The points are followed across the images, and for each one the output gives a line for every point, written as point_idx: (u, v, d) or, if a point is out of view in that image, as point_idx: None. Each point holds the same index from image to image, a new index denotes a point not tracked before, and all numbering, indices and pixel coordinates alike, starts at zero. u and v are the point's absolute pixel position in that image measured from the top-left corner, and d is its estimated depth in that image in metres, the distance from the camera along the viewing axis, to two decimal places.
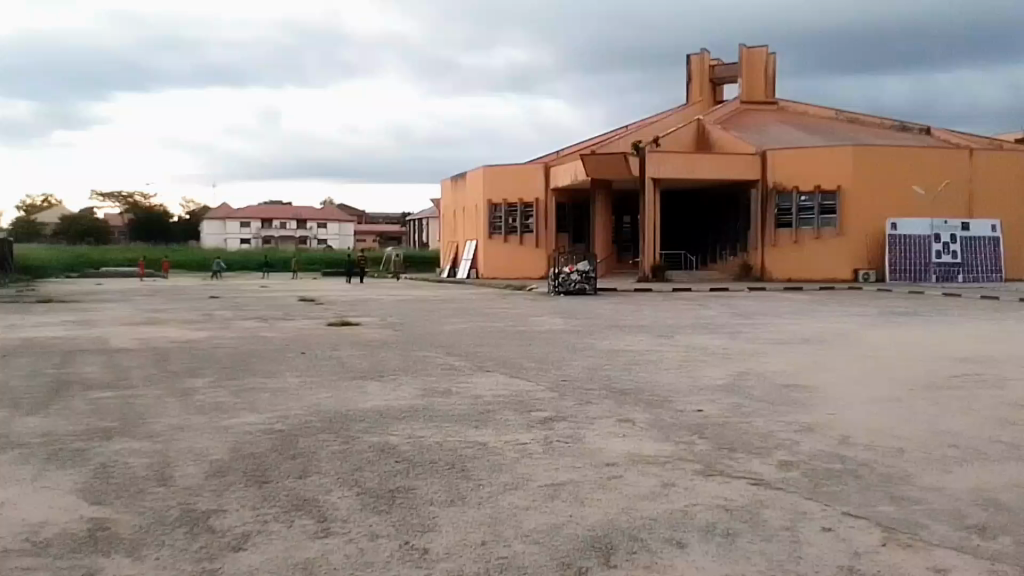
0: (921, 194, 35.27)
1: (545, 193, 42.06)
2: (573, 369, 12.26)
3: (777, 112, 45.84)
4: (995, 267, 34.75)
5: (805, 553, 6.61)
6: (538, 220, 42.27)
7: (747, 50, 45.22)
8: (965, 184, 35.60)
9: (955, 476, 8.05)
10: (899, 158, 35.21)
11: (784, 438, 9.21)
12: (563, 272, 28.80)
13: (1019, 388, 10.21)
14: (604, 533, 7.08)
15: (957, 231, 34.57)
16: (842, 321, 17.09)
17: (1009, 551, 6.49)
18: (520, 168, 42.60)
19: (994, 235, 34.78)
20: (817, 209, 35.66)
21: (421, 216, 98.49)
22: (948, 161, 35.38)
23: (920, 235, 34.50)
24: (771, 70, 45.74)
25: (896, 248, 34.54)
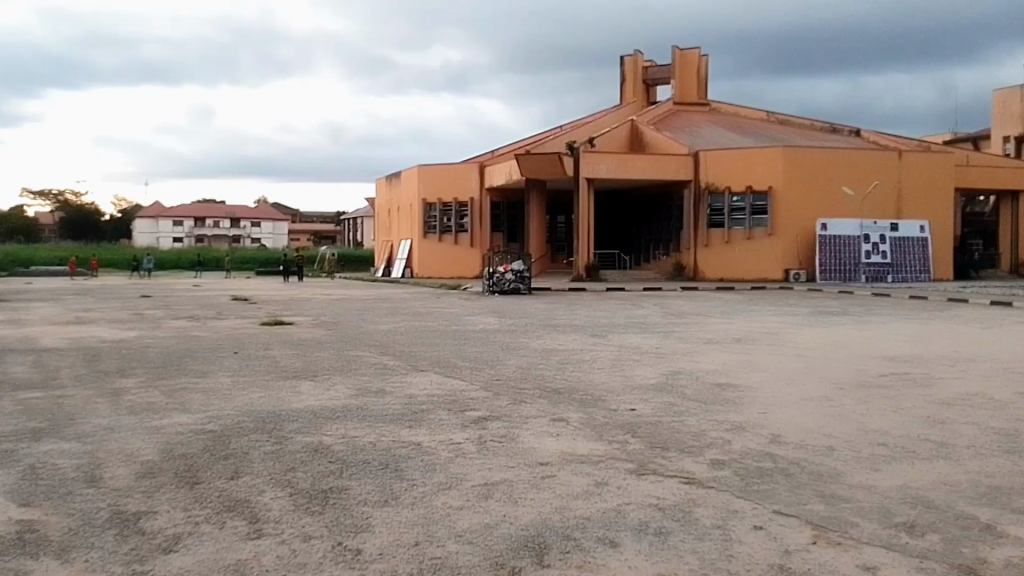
0: (851, 195, 35.69)
1: (479, 192, 42.04)
2: (508, 369, 12.20)
3: (709, 113, 46.04)
4: (922, 267, 35.90)
5: (736, 551, 6.62)
6: (472, 219, 42.24)
7: (680, 51, 45.44)
8: (894, 184, 36.00)
9: (884, 474, 8.09)
10: (830, 159, 35.54)
11: (716, 437, 9.23)
12: (497, 271, 28.71)
13: (946, 387, 10.32)
14: (537, 532, 7.05)
15: (886, 231, 35.60)
16: (777, 321, 17.09)
17: (937, 548, 6.54)
18: (456, 166, 42.61)
19: (922, 236, 35.96)
20: (749, 209, 35.77)
21: (353, 215, 96.17)
22: (879, 162, 35.79)
23: (850, 235, 35.33)
24: (703, 72, 46.13)
25: (825, 248, 35.10)
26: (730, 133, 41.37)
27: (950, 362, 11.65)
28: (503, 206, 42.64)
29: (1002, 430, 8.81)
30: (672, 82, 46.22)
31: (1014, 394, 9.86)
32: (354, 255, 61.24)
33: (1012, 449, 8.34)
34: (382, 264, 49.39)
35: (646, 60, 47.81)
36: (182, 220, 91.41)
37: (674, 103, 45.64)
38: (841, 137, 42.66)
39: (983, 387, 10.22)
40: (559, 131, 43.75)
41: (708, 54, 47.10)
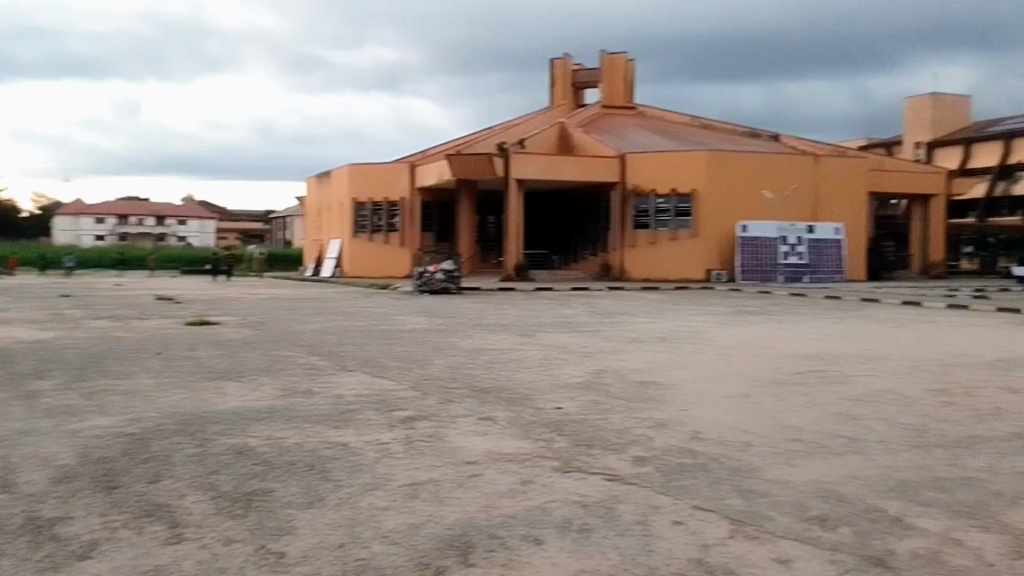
0: (769, 198, 36.84)
1: (410, 193, 42.06)
2: (436, 369, 12.19)
3: (636, 116, 46.78)
4: (837, 268, 37.07)
5: (656, 546, 6.74)
6: (403, 219, 42.17)
7: (608, 56, 46.09)
8: (811, 188, 37.23)
9: (799, 468, 8.31)
10: (751, 162, 36.57)
11: (639, 434, 9.37)
12: (427, 271, 28.80)
13: (858, 383, 10.72)
14: (463, 531, 7.06)
15: (803, 233, 36.62)
16: (701, 321, 17.37)
17: (848, 541, 6.75)
18: (387, 166, 42.53)
19: (837, 238, 37.17)
20: (673, 211, 36.57)
21: (281, 215, 92.49)
22: (795, 166, 37.05)
23: (768, 238, 36.15)
24: (630, 77, 46.86)
25: (745, 250, 35.93)
26: (656, 137, 42.10)
27: (860, 359, 12.14)
28: (434, 206, 42.75)
29: (909, 425, 9.16)
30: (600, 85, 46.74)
31: (921, 390, 10.32)
32: (283, 254, 59.90)
33: (919, 443, 8.65)
34: (312, 264, 48.67)
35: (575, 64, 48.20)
36: (103, 217, 86.14)
37: (602, 105, 46.11)
38: (761, 142, 43.93)
39: (892, 383, 10.66)
40: (490, 132, 44.06)
41: (634, 59, 47.84)
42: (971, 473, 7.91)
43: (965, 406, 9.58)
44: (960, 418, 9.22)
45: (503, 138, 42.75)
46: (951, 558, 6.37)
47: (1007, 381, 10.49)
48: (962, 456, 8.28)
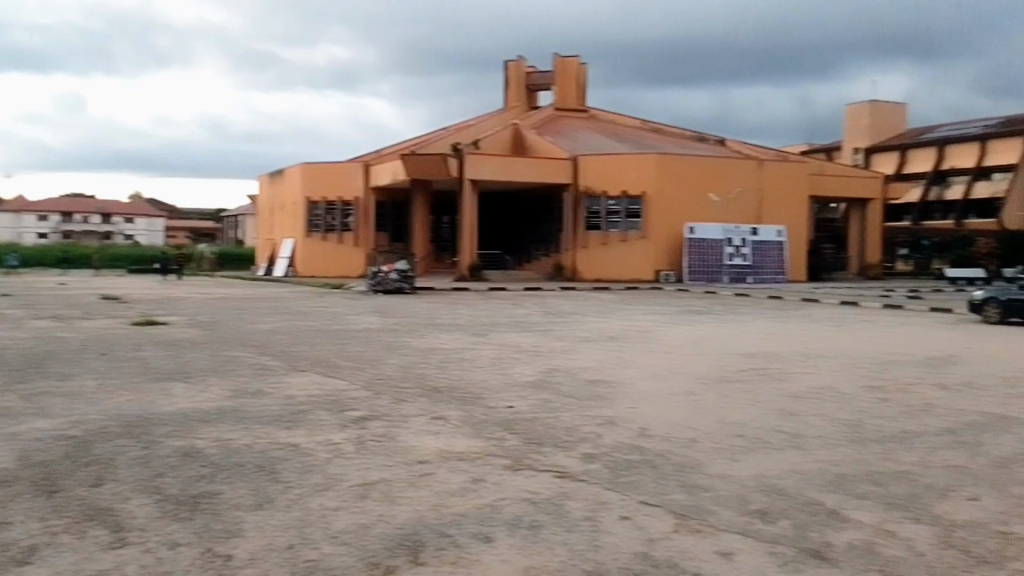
0: (716, 201, 37.63)
1: (364, 192, 41.83)
2: (389, 369, 12.18)
3: (589, 119, 47.31)
4: (779, 269, 38.26)
5: (603, 541, 6.87)
6: (357, 219, 41.95)
7: (561, 59, 46.41)
8: (755, 191, 38.22)
9: (741, 463, 8.55)
10: (699, 166, 37.35)
11: (588, 431, 9.52)
12: (381, 270, 28.75)
13: (797, 380, 11.11)
14: (413, 530, 7.09)
15: (747, 235, 37.67)
16: (650, 321, 17.64)
17: (786, 533, 6.98)
18: (341, 164, 42.26)
19: (779, 240, 38.24)
20: (624, 213, 37.18)
21: (233, 212, 89.49)
22: (741, 170, 37.97)
23: (714, 240, 37.20)
24: (583, 80, 47.30)
25: (692, 251, 36.90)
26: (608, 139, 42.67)
27: (801, 357, 12.55)
28: (388, 205, 42.68)
29: (846, 421, 9.50)
30: (552, 87, 47.06)
31: (858, 386, 10.73)
32: (235, 253, 58.50)
33: (856, 438, 8.97)
34: (263, 263, 47.95)
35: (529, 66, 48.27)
36: (44, 214, 80.97)
37: (555, 108, 46.51)
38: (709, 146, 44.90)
39: (830, 380, 11.06)
40: (445, 133, 44.05)
41: (587, 63, 48.27)
42: (904, 466, 8.24)
43: (899, 402, 9.99)
44: (894, 413, 9.62)
45: (458, 138, 42.88)
46: (885, 548, 6.63)
47: (937, 378, 10.98)
48: (895, 451, 8.62)
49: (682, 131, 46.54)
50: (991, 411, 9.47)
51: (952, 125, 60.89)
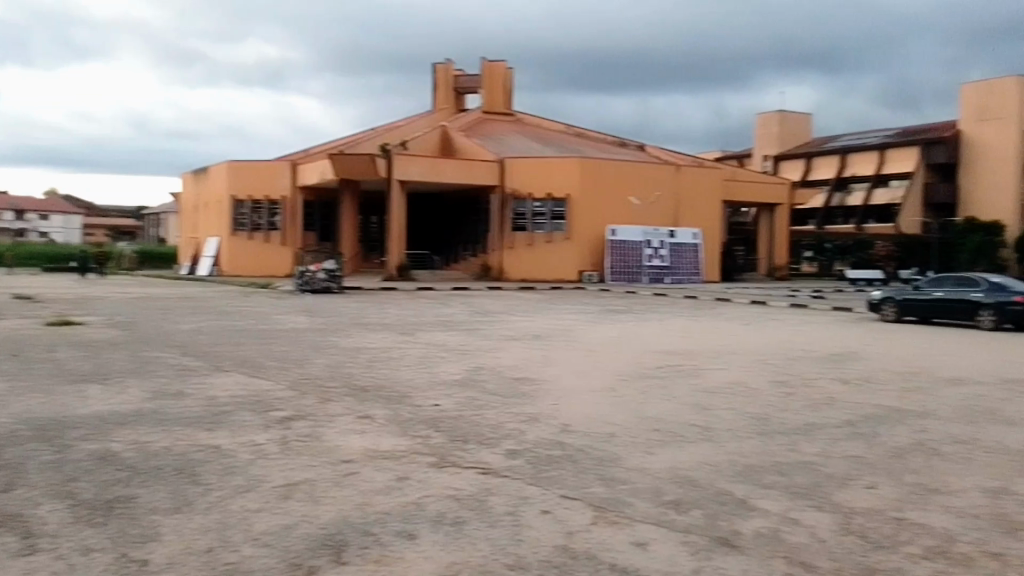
0: (637, 204, 38.75)
1: (292, 190, 41.28)
2: (315, 368, 12.15)
3: (515, 123, 47.86)
4: (695, 270, 39.50)
5: (524, 535, 7.05)
6: (285, 218, 41.36)
7: (488, 63, 46.71)
8: (673, 195, 39.57)
9: (657, 456, 8.89)
10: (620, 170, 38.34)
11: (512, 428, 9.71)
12: (309, 269, 28.46)
13: (709, 376, 11.64)
14: (336, 530, 7.11)
15: (665, 238, 38.91)
16: (572, 320, 18.02)
17: (698, 522, 7.31)
18: (268, 163, 41.56)
19: (695, 242, 39.53)
20: (549, 215, 37.99)
21: (156, 211, 85.77)
22: (660, 175, 39.21)
23: (634, 242, 38.21)
24: (509, 84, 47.78)
25: (613, 253, 37.82)
26: (534, 143, 43.28)
27: (714, 354, 13.15)
28: (316, 205, 42.29)
29: (755, 414, 9.97)
30: (480, 91, 47.38)
31: (766, 381, 11.31)
32: (158, 252, 56.69)
33: (763, 430, 9.45)
34: (187, 262, 46.63)
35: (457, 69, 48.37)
36: None
37: (482, 111, 46.88)
38: (629, 151, 46.08)
39: (741, 376, 11.62)
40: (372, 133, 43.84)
41: (514, 68, 48.75)
42: (807, 457, 8.71)
43: (802, 396, 10.57)
44: (798, 406, 10.16)
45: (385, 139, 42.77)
46: (788, 535, 7.01)
47: (837, 373, 11.68)
48: (800, 442, 9.10)
49: (604, 136, 47.57)
50: (885, 404, 10.11)
51: (854, 135, 64.72)
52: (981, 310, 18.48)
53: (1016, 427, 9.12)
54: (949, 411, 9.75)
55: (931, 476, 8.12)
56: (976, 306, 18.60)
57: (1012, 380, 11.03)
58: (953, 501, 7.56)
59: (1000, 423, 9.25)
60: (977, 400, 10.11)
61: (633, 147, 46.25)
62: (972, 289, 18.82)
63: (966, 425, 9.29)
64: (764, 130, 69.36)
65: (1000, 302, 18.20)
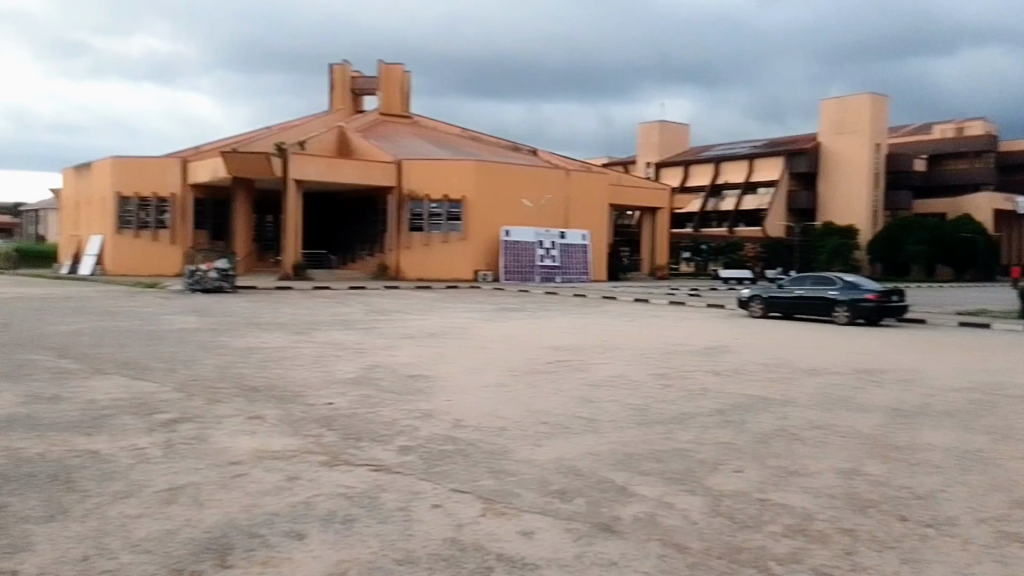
0: (528, 206, 40.05)
1: (182, 188, 39.87)
2: (205, 369, 11.94)
3: (412, 126, 48.22)
4: (584, 270, 41.31)
5: (415, 530, 7.17)
6: (174, 217, 39.88)
7: (384, 66, 46.78)
8: (563, 198, 41.12)
9: (545, 448, 9.26)
10: (514, 173, 39.52)
11: (405, 424, 9.88)
12: (200, 269, 27.93)
13: (593, 370, 12.32)
14: (222, 532, 6.95)
15: (556, 239, 40.47)
16: (467, 317, 18.50)
17: (579, 510, 7.66)
18: (157, 161, 39.95)
19: (584, 244, 41.28)
20: (445, 216, 38.73)
21: (39, 207, 80.35)
22: (550, 178, 40.71)
23: (527, 243, 39.61)
24: (406, 87, 48.05)
25: (508, 253, 39.11)
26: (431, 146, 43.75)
27: (600, 349, 13.90)
28: (208, 204, 41.06)
29: (636, 405, 10.55)
30: (377, 93, 47.36)
31: (647, 374, 12.06)
32: (38, 250, 53.20)
33: (643, 420, 10.01)
34: (68, 261, 44.11)
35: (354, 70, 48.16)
36: None
37: (379, 113, 46.70)
38: (521, 155, 47.45)
39: (624, 370, 12.30)
40: (266, 132, 43.17)
41: (411, 72, 49.09)
42: (682, 444, 9.29)
43: (678, 387, 11.32)
44: (676, 397, 10.84)
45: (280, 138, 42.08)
46: (663, 519, 7.44)
47: (711, 365, 12.60)
48: (676, 430, 9.69)
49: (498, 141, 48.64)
50: (754, 393, 10.93)
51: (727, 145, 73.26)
52: (836, 307, 20.01)
53: (864, 413, 10.09)
54: (809, 398, 10.64)
55: (792, 458, 8.84)
56: (833, 303, 20.14)
57: (861, 370, 12.19)
58: (811, 482, 8.24)
59: (852, 410, 10.18)
60: (832, 388, 11.13)
61: (525, 151, 47.66)
62: (829, 288, 20.37)
63: (822, 411, 10.18)
64: (647, 138, 76.50)
65: (853, 299, 19.73)
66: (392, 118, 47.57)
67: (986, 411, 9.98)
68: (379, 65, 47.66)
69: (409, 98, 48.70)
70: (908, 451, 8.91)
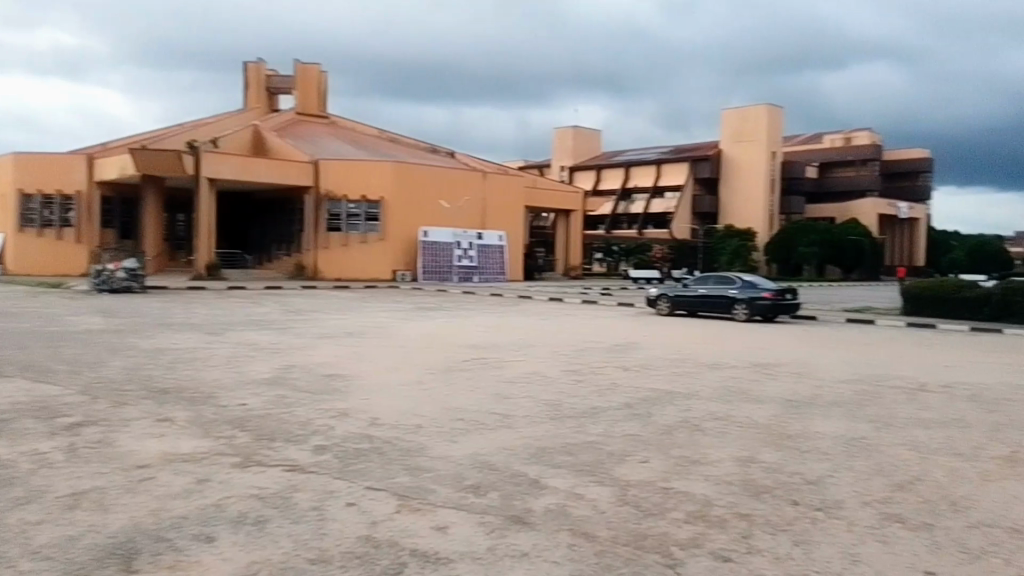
0: (446, 207, 40.38)
1: (87, 185, 38.10)
2: (111, 370, 11.60)
3: (330, 126, 47.82)
4: (500, 270, 41.97)
5: (329, 528, 7.08)
6: (79, 215, 38.11)
7: (300, 66, 46.30)
8: (480, 201, 41.82)
9: (460, 444, 9.43)
10: (433, 175, 39.78)
11: (321, 424, 9.91)
12: (106, 268, 26.92)
13: (508, 367, 12.67)
14: (128, 538, 6.72)
15: (473, 239, 40.86)
16: (385, 317, 18.59)
17: (493, 504, 7.77)
18: (61, 156, 38.07)
19: (500, 244, 41.91)
20: (363, 216, 38.47)
21: None
22: (467, 180, 41.26)
23: (445, 243, 39.67)
24: (323, 88, 47.66)
25: (426, 253, 39.12)
26: (350, 147, 43.52)
27: (515, 347, 14.29)
28: (115, 201, 39.31)
29: (549, 401, 10.94)
30: (293, 92, 46.87)
31: (561, 370, 12.54)
32: None
33: (556, 415, 10.36)
34: None
35: (269, 69, 47.63)
36: None
37: (296, 113, 46.17)
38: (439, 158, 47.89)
39: (539, 367, 12.75)
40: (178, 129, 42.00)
41: (328, 73, 48.76)
42: (591, 437, 9.67)
43: (589, 382, 11.82)
44: (587, 392, 11.30)
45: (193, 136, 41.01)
46: (573, 510, 7.64)
47: (620, 361, 13.19)
48: (586, 424, 10.08)
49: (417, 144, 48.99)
50: (660, 387, 11.52)
51: (638, 150, 76.11)
52: (736, 304, 21.06)
53: (762, 404, 10.74)
54: (710, 391, 11.29)
55: (695, 449, 9.31)
56: (732, 301, 21.19)
57: (759, 364, 12.98)
58: (710, 470, 8.69)
59: (750, 402, 10.82)
60: (732, 381, 11.83)
61: (443, 154, 48.12)
62: (729, 287, 21.43)
63: (722, 403, 10.80)
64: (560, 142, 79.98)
65: (750, 297, 20.80)
66: (309, 118, 47.08)
67: (869, 401, 10.82)
68: (295, 65, 47.19)
69: (326, 98, 48.37)
70: (800, 438, 9.54)
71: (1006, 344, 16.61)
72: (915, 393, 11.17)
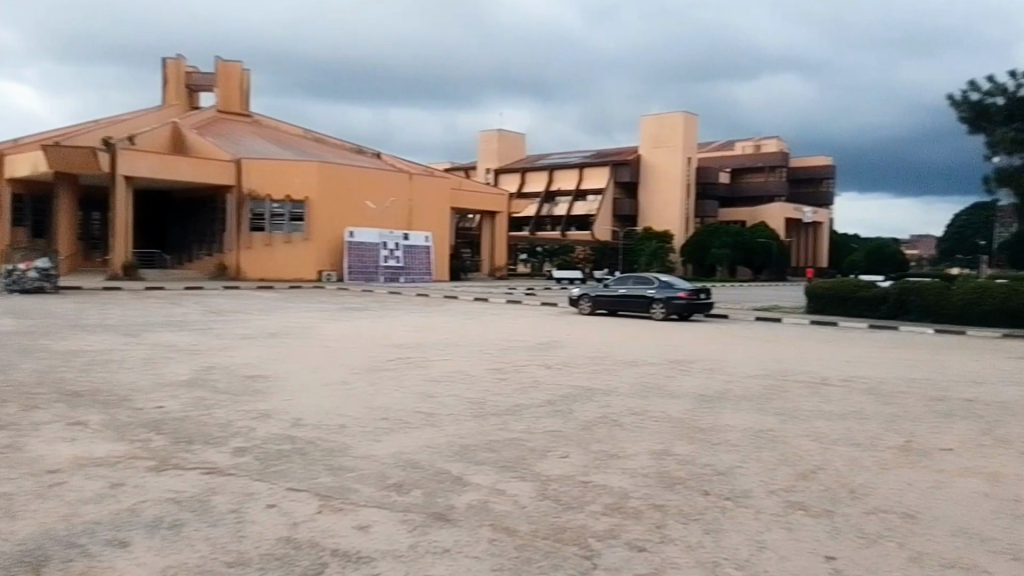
0: (371, 208, 40.27)
1: None
2: (20, 373, 11.21)
3: (254, 125, 46.92)
4: (426, 270, 41.98)
5: (247, 531, 6.99)
6: None
7: (221, 64, 45.33)
8: (406, 202, 41.89)
9: (382, 443, 9.50)
10: (359, 176, 39.57)
11: (241, 425, 9.83)
12: (17, 268, 25.78)
13: (433, 366, 12.84)
14: (36, 545, 6.51)
15: (399, 240, 40.79)
16: (309, 317, 18.44)
17: (416, 501, 7.83)
18: None
19: (427, 245, 41.93)
20: (288, 216, 38.00)
21: None
22: (392, 181, 41.18)
23: (371, 243, 39.42)
24: (246, 87, 46.75)
25: (352, 253, 38.89)
26: (275, 146, 42.85)
27: (440, 346, 14.46)
28: (26, 200, 37.78)
29: (472, 399, 11.13)
30: (214, 91, 45.81)
31: (484, 369, 12.77)
32: None
33: (480, 414, 10.55)
34: None
35: (190, 66, 46.51)
36: None
37: (216, 111, 45.08)
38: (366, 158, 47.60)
39: (462, 366, 12.94)
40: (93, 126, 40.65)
41: (252, 71, 47.84)
42: (514, 433, 9.89)
43: (512, 381, 12.07)
44: (509, 390, 11.56)
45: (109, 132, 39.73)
46: (495, 505, 7.77)
47: (543, 359, 13.52)
48: (509, 421, 10.31)
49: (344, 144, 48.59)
50: (580, 385, 11.88)
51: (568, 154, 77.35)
52: (654, 304, 21.71)
53: (676, 399, 11.20)
54: (628, 388, 11.71)
55: (613, 443, 9.62)
56: (651, 301, 21.84)
57: (675, 361, 13.49)
58: (627, 463, 8.99)
59: (664, 398, 11.29)
60: (649, 377, 12.30)
61: (370, 155, 47.87)
62: (648, 287, 22.10)
63: (640, 398, 11.22)
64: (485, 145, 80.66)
65: (667, 297, 21.47)
66: (231, 116, 46.08)
67: (777, 395, 11.41)
68: (217, 64, 46.21)
69: (249, 97, 47.42)
70: (712, 432, 9.98)
71: (897, 340, 17.77)
72: (817, 387, 11.85)
